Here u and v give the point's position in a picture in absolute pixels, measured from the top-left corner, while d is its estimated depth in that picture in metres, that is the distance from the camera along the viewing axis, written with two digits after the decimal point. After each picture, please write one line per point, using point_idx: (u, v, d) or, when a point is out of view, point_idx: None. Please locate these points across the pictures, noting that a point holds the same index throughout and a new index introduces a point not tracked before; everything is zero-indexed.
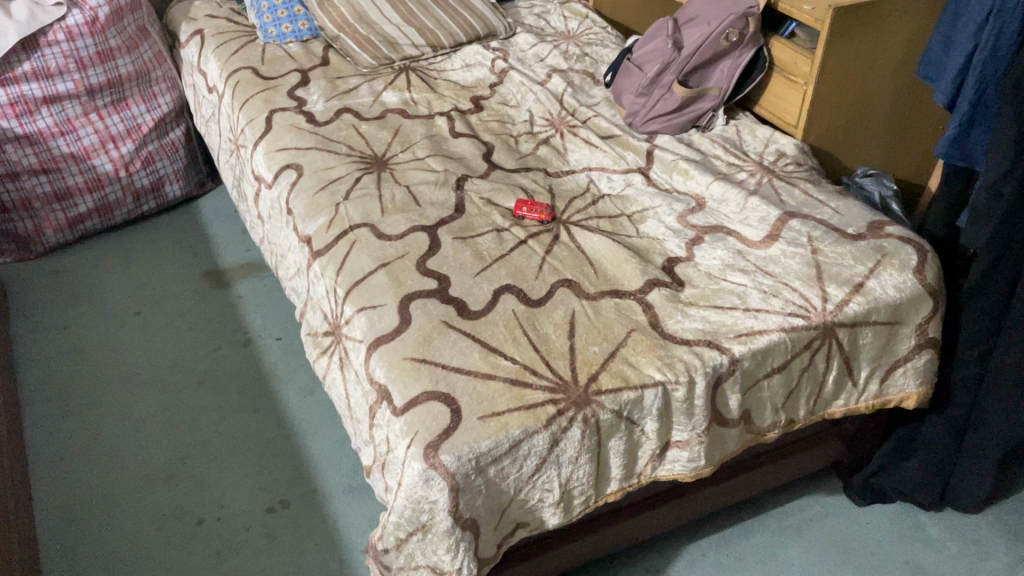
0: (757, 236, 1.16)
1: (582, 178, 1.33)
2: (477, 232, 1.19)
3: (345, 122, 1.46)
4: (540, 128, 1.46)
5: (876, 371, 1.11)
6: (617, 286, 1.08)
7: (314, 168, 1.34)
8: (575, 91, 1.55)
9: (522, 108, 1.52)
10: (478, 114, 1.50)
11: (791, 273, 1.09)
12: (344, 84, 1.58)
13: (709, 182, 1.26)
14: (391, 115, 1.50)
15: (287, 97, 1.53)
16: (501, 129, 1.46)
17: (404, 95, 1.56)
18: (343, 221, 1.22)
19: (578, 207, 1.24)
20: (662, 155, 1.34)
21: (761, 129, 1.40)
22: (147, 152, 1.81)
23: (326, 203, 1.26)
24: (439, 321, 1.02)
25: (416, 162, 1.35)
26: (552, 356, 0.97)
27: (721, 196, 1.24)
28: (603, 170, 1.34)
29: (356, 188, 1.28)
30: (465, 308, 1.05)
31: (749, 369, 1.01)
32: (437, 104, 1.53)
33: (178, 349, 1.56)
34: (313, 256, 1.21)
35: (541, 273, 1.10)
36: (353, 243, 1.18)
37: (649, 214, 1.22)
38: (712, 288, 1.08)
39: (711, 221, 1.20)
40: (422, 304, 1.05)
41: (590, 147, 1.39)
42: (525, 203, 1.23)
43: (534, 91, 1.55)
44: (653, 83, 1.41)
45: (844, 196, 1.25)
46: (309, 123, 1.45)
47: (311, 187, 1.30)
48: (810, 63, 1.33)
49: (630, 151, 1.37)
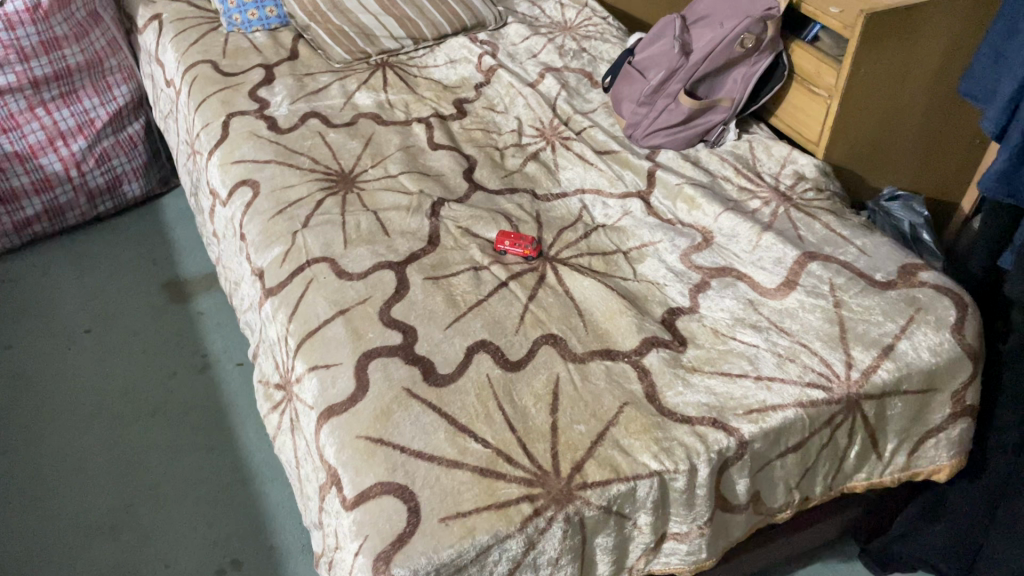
0: (772, 281, 1.01)
1: (574, 202, 1.17)
2: (452, 270, 1.05)
3: (311, 130, 1.30)
4: (529, 139, 1.30)
5: (905, 443, 0.97)
6: (609, 345, 0.93)
7: (273, 187, 1.19)
8: (569, 96, 1.39)
9: (511, 114, 1.37)
10: (461, 121, 1.35)
11: (811, 332, 0.94)
12: (313, 83, 1.42)
13: (718, 213, 1.11)
14: (363, 121, 1.34)
15: (248, 98, 1.37)
16: (487, 139, 1.31)
17: (379, 96, 1.40)
18: (299, 255, 1.07)
19: (568, 240, 1.09)
20: (665, 176, 1.19)
21: (778, 147, 1.24)
22: (102, 149, 1.66)
23: (282, 231, 1.11)
24: (401, 387, 0.88)
25: (387, 180, 1.20)
26: (531, 437, 0.83)
27: (731, 230, 1.09)
28: (597, 194, 1.19)
29: (317, 213, 1.13)
30: (432, 370, 0.90)
31: (760, 451, 0.87)
32: (416, 108, 1.37)
33: (129, 373, 1.42)
34: (265, 294, 1.06)
35: (523, 326, 0.96)
36: (310, 282, 1.03)
37: (649, 250, 1.07)
38: (720, 348, 0.93)
39: (720, 262, 1.05)
40: (384, 364, 0.91)
41: (584, 164, 1.24)
42: (508, 235, 1.08)
43: (524, 94, 1.39)
44: (657, 92, 1.25)
45: (871, 231, 1.10)
46: (271, 131, 1.30)
47: (267, 210, 1.15)
48: (837, 75, 1.17)
49: (629, 171, 1.22)
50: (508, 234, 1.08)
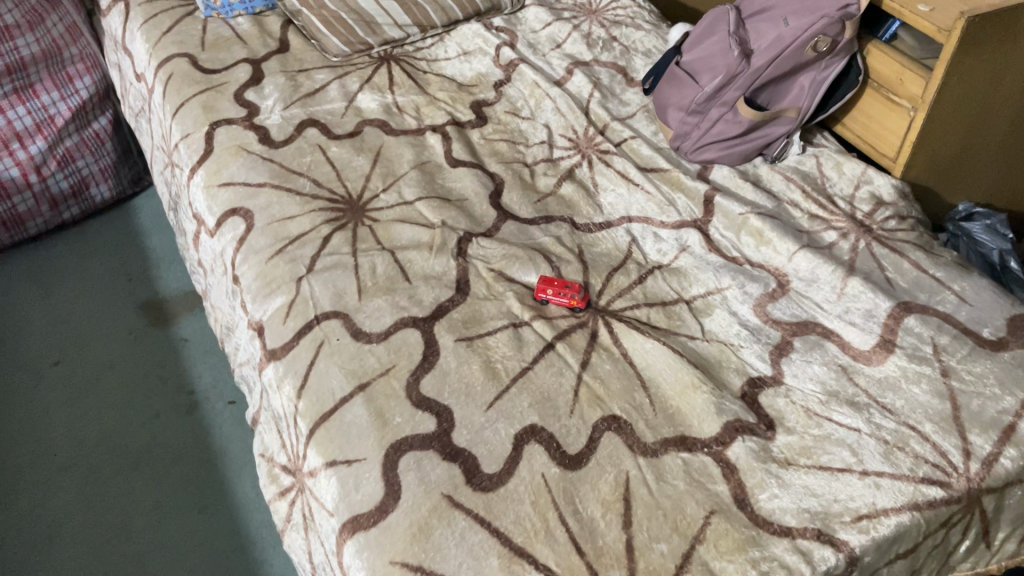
0: (865, 343, 0.86)
1: (621, 234, 1.01)
2: (488, 327, 0.89)
3: (310, 143, 1.13)
4: (562, 152, 1.14)
5: (1017, 529, 0.83)
6: (683, 429, 0.79)
7: (269, 218, 1.02)
8: (603, 98, 1.22)
9: (538, 119, 1.19)
10: (482, 129, 1.17)
11: (918, 410, 0.80)
12: (308, 83, 1.23)
13: (792, 251, 0.96)
14: (369, 130, 1.16)
15: (234, 102, 1.18)
16: (513, 151, 1.14)
17: (385, 99, 1.22)
18: (305, 309, 0.91)
19: (620, 286, 0.93)
20: (723, 202, 1.03)
21: (849, 164, 1.08)
22: (65, 149, 1.46)
23: (284, 276, 0.95)
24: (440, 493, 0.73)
25: (403, 209, 1.03)
26: (603, 562, 0.68)
27: (809, 274, 0.94)
28: (646, 223, 1.03)
29: (324, 253, 0.96)
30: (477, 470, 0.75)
31: (869, 564, 0.72)
32: (428, 114, 1.20)
33: (105, 416, 1.25)
34: (266, 357, 0.90)
35: (579, 405, 0.81)
36: (320, 345, 0.87)
37: (715, 299, 0.92)
38: (814, 433, 0.78)
39: (800, 315, 0.90)
40: (417, 462, 0.75)
41: (627, 185, 1.08)
42: (551, 281, 0.92)
43: (552, 96, 1.21)
44: (711, 99, 1.08)
45: (967, 270, 0.95)
46: (263, 145, 1.12)
47: (264, 249, 0.98)
48: (924, 84, 1.01)
49: (681, 194, 1.06)
50: (553, 283, 0.92)
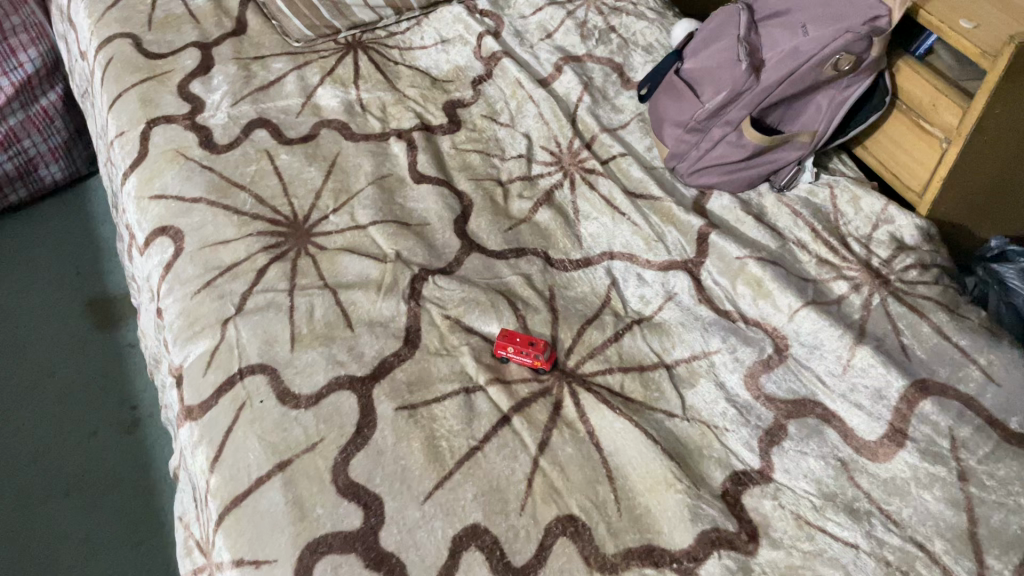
0: (872, 433, 0.74)
1: (600, 275, 0.89)
2: (436, 391, 0.77)
3: (257, 148, 1.00)
4: (541, 169, 1.00)
5: None
6: (650, 537, 0.67)
7: (201, 241, 0.89)
8: (593, 103, 1.07)
9: (519, 126, 1.05)
10: (453, 136, 1.04)
11: (928, 524, 0.68)
12: (262, 73, 1.10)
13: (794, 308, 0.83)
14: (326, 134, 1.03)
15: (177, 95, 1.05)
16: (486, 166, 1.00)
17: (348, 94, 1.08)
18: (229, 360, 0.79)
19: (593, 344, 0.81)
20: (719, 241, 0.89)
21: (868, 198, 0.95)
22: (8, 129, 1.33)
23: (209, 316, 0.83)
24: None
25: (353, 235, 0.91)
26: None
27: (811, 338, 0.81)
28: (630, 261, 0.90)
29: (258, 290, 0.84)
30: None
31: None
32: (394, 115, 1.06)
33: (38, 431, 1.15)
34: (182, 414, 0.79)
35: (531, 499, 0.69)
36: (241, 407, 0.76)
37: (701, 366, 0.79)
38: (804, 549, 0.67)
39: (798, 390, 0.77)
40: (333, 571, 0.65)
41: (612, 213, 0.94)
42: (513, 336, 0.80)
43: (536, 99, 1.07)
44: (713, 117, 0.94)
45: (997, 337, 0.82)
46: (203, 149, 0.99)
47: (191, 280, 0.86)
48: (959, 116, 0.86)
49: (672, 226, 0.92)
50: (515, 341, 0.79)
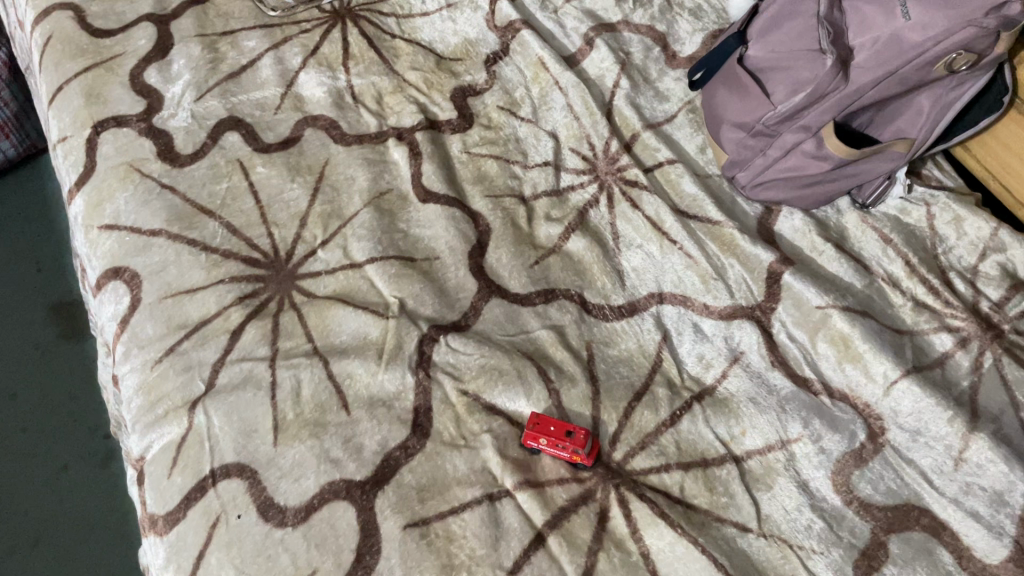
0: (994, 553, 0.60)
1: (648, 327, 0.74)
2: (453, 499, 0.63)
3: (227, 158, 0.82)
4: (572, 181, 0.83)
5: None
6: None
7: (162, 289, 0.73)
8: (633, 90, 0.89)
9: (543, 122, 0.87)
10: (465, 136, 0.86)
11: None
12: (232, 54, 0.90)
13: (891, 379, 0.67)
14: (310, 136, 0.85)
15: (130, 87, 0.86)
16: (505, 177, 0.83)
17: (336, 80, 0.89)
18: (199, 457, 0.65)
19: (645, 430, 0.67)
20: (794, 282, 0.73)
21: (974, 219, 0.77)
22: None
23: (174, 396, 0.68)
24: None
25: (348, 277, 0.75)
26: None
27: (912, 420, 0.66)
28: (684, 307, 0.75)
29: (231, 359, 0.69)
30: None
31: None
32: (392, 108, 0.88)
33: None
34: (144, 523, 0.65)
35: None
36: (215, 524, 0.62)
37: (778, 461, 0.65)
38: None
39: (899, 493, 0.63)
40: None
41: (660, 241, 0.78)
42: (547, 423, 0.65)
43: (563, 86, 0.89)
44: (785, 121, 0.74)
45: None
46: (162, 162, 0.81)
47: (151, 344, 0.71)
48: None
49: (735, 258, 0.76)
50: (549, 431, 0.64)
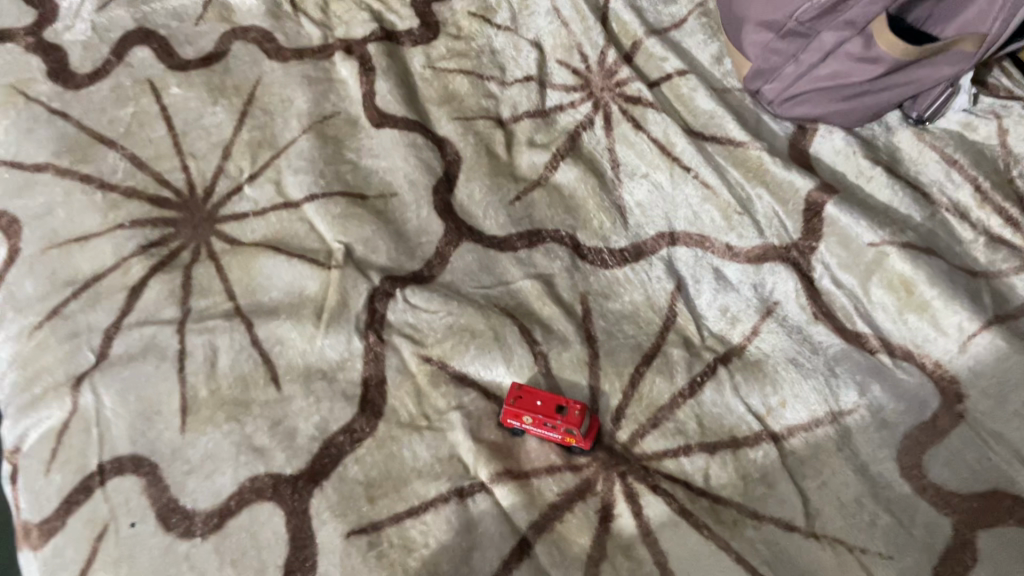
0: None
1: (658, 273, 0.59)
2: (412, 496, 0.49)
3: (134, 78, 0.66)
4: (560, 99, 0.68)
5: None
6: None
7: (46, 238, 0.58)
8: None
9: (523, 31, 0.72)
10: (428, 49, 0.70)
11: None
12: None
13: (968, 333, 0.53)
14: (238, 50, 0.69)
15: None
16: (478, 96, 0.67)
17: None
18: (82, 448, 0.50)
19: (657, 403, 0.52)
20: (839, 215, 0.58)
21: None
22: None
23: (54, 370, 0.53)
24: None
25: (282, 218, 0.60)
26: None
27: (995, 383, 0.52)
28: (701, 249, 0.60)
29: (131, 323, 0.54)
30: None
31: None
32: (340, 17, 0.72)
33: None
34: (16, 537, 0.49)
35: None
36: (101, 536, 0.47)
37: (828, 438, 0.51)
38: None
39: (986, 476, 0.49)
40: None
41: (670, 168, 0.63)
42: (529, 396, 0.50)
43: None
44: (824, 15, 0.58)
45: None
46: (52, 82, 0.65)
47: (30, 305, 0.55)
48: None
49: (764, 187, 0.61)
50: (536, 407, 0.49)
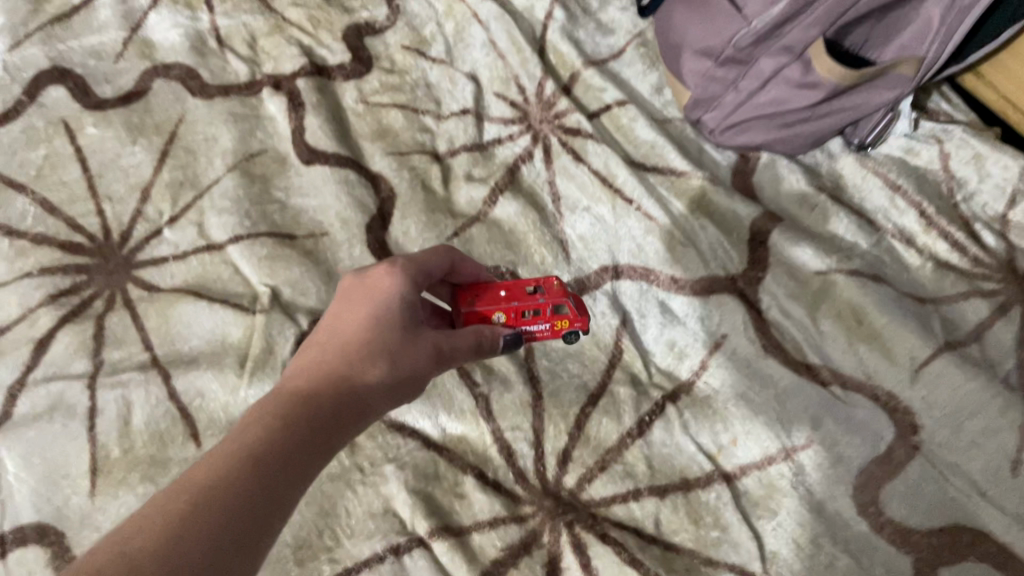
0: None
1: (604, 309, 0.57)
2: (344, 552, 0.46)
3: (48, 120, 0.63)
4: (497, 136, 0.65)
5: None
6: None
7: None
8: (569, 22, 0.71)
9: (460, 63, 0.70)
10: (359, 83, 0.68)
11: None
12: None
13: (921, 362, 0.52)
14: (159, 87, 0.66)
15: None
16: (413, 131, 0.65)
17: (195, 21, 0.70)
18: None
19: (604, 446, 0.50)
20: (784, 245, 0.58)
21: (998, 157, 0.62)
22: None
23: None
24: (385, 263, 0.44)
25: (202, 262, 0.57)
26: None
27: (951, 412, 0.50)
28: (647, 281, 0.58)
29: (38, 380, 0.51)
30: (500, 333, 0.46)
31: None
32: (268, 51, 0.70)
33: None
34: None
35: None
36: None
37: (782, 477, 0.49)
38: None
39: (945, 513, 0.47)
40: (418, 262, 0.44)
41: (612, 199, 0.61)
42: (492, 287, 0.49)
43: (483, 18, 0.71)
44: (761, 40, 0.58)
45: None
46: None
47: None
48: None
49: (707, 219, 0.60)
50: (506, 301, 0.48)
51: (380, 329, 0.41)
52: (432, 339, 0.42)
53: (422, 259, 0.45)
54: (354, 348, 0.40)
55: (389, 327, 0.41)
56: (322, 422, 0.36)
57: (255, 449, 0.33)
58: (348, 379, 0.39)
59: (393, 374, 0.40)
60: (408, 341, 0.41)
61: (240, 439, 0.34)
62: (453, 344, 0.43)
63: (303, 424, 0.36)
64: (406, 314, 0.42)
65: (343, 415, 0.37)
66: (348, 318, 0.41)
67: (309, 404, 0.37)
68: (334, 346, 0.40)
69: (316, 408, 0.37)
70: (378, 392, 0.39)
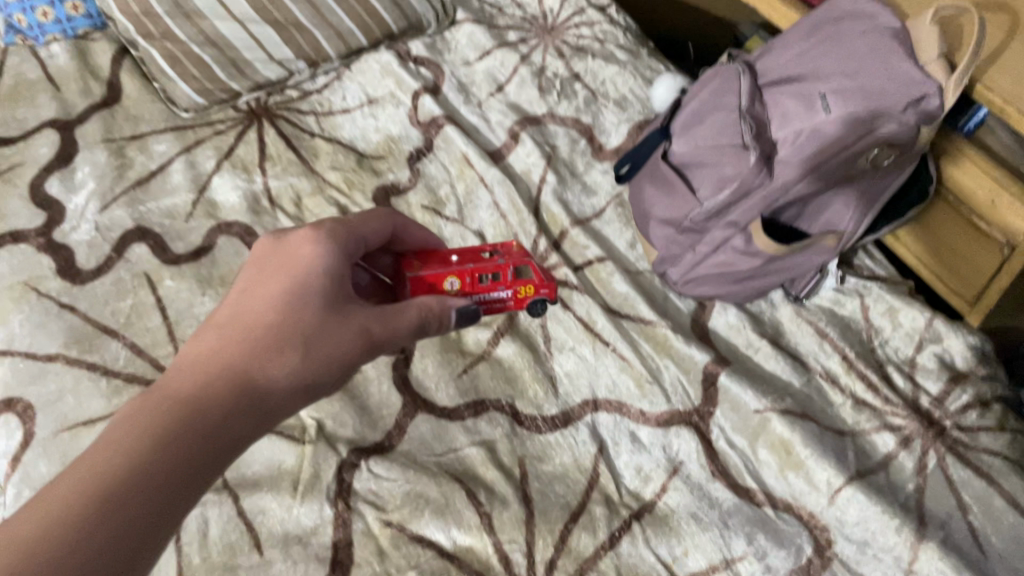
0: None
1: (585, 437, 0.70)
2: None
3: (133, 272, 0.77)
4: None
5: None
6: None
7: (58, 422, 0.67)
8: (560, 184, 0.87)
9: (469, 221, 0.84)
10: None
11: None
12: (140, 159, 0.86)
13: (834, 487, 0.65)
14: (224, 244, 0.81)
15: (30, 201, 0.81)
16: None
17: (251, 184, 0.85)
18: None
19: (583, 556, 0.62)
20: (731, 384, 0.71)
21: (908, 310, 0.76)
22: None
23: None
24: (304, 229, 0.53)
25: None
26: None
27: (858, 530, 0.63)
28: (620, 413, 0.71)
29: None
30: (455, 300, 0.57)
31: None
32: (311, 210, 0.84)
33: None
34: None
35: None
36: None
37: None
38: None
39: None
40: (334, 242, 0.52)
41: (592, 342, 0.75)
42: (439, 257, 0.63)
43: (489, 183, 0.87)
44: (712, 218, 0.72)
45: None
46: (63, 279, 0.75)
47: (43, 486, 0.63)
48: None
49: (670, 360, 0.74)
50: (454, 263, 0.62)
51: (297, 313, 0.48)
52: (363, 323, 0.50)
53: (355, 226, 0.55)
54: (265, 335, 0.47)
55: (310, 298, 0.48)
56: (232, 412, 0.43)
57: (149, 441, 0.40)
58: (256, 364, 0.46)
59: (304, 363, 0.47)
60: (326, 321, 0.49)
61: (140, 427, 0.41)
62: (388, 318, 0.51)
63: (210, 413, 0.43)
64: (328, 281, 0.50)
65: (249, 405, 0.44)
66: (259, 298, 0.49)
67: (218, 389, 0.44)
68: (245, 330, 0.47)
69: (224, 396, 0.44)
70: (286, 382, 0.47)
